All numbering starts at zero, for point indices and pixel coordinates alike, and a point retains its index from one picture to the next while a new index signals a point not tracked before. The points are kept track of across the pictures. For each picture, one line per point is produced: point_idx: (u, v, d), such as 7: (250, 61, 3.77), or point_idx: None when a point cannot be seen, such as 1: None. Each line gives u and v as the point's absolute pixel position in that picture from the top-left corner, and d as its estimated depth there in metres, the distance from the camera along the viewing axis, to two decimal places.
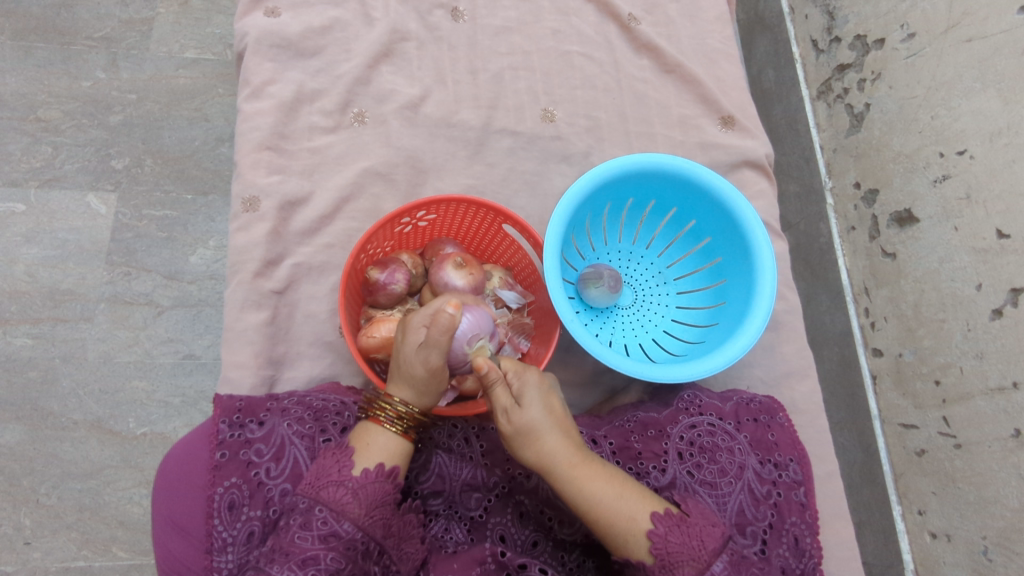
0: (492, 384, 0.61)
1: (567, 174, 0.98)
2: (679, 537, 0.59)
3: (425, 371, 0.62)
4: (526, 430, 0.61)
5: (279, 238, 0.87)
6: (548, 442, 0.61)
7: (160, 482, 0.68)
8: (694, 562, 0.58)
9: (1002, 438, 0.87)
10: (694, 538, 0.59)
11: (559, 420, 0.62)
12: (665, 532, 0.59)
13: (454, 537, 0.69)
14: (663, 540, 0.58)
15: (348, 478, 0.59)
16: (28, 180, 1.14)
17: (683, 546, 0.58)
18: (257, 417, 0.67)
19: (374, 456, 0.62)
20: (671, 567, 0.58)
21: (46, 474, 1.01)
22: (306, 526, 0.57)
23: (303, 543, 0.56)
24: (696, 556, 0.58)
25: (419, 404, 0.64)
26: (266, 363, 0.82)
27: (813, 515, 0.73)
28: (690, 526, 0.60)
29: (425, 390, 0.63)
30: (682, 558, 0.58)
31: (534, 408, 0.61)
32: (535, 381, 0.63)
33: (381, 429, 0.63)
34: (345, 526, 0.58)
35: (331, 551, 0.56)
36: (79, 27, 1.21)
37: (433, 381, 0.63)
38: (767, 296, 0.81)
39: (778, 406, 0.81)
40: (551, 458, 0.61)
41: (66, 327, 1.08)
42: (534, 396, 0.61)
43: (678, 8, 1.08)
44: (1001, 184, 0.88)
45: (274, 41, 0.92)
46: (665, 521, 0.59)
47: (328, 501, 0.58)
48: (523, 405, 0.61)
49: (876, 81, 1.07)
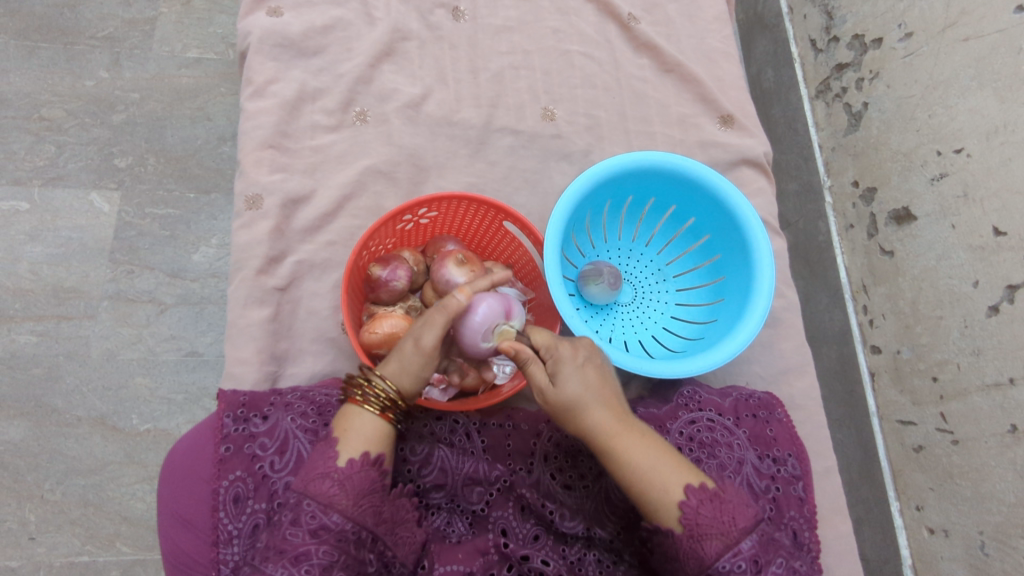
0: (526, 363, 0.63)
1: (567, 172, 0.99)
2: (711, 511, 0.59)
3: (416, 349, 0.64)
4: (565, 402, 0.61)
5: (282, 235, 0.87)
6: (589, 413, 0.62)
7: (167, 475, 0.69)
8: (721, 537, 0.58)
9: (999, 433, 0.88)
10: (727, 514, 0.59)
11: (602, 392, 0.62)
12: (697, 504, 0.59)
13: (456, 530, 0.70)
14: (694, 511, 0.59)
15: (333, 470, 0.59)
16: (31, 179, 1.15)
17: (713, 520, 0.58)
18: (261, 412, 0.68)
19: (356, 444, 0.62)
20: (698, 539, 0.58)
21: (50, 470, 1.02)
22: (296, 522, 0.58)
23: (295, 539, 0.57)
24: (725, 530, 0.58)
25: (400, 384, 0.64)
26: (269, 359, 0.83)
27: (811, 509, 0.74)
28: (724, 502, 0.60)
29: (412, 370, 0.64)
30: (711, 531, 0.58)
31: (572, 382, 0.61)
32: (570, 357, 0.62)
33: (360, 411, 0.64)
34: (333, 518, 0.58)
35: (323, 544, 0.57)
36: (82, 27, 1.22)
37: (423, 362, 0.64)
38: (766, 292, 0.81)
39: (778, 401, 0.81)
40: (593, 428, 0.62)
41: (70, 324, 1.08)
42: (571, 371, 0.62)
43: (677, 8, 1.08)
44: (998, 181, 0.89)
45: (277, 40, 0.93)
46: (699, 494, 0.59)
47: (315, 495, 0.58)
48: (561, 378, 0.61)
49: (874, 80, 1.08)
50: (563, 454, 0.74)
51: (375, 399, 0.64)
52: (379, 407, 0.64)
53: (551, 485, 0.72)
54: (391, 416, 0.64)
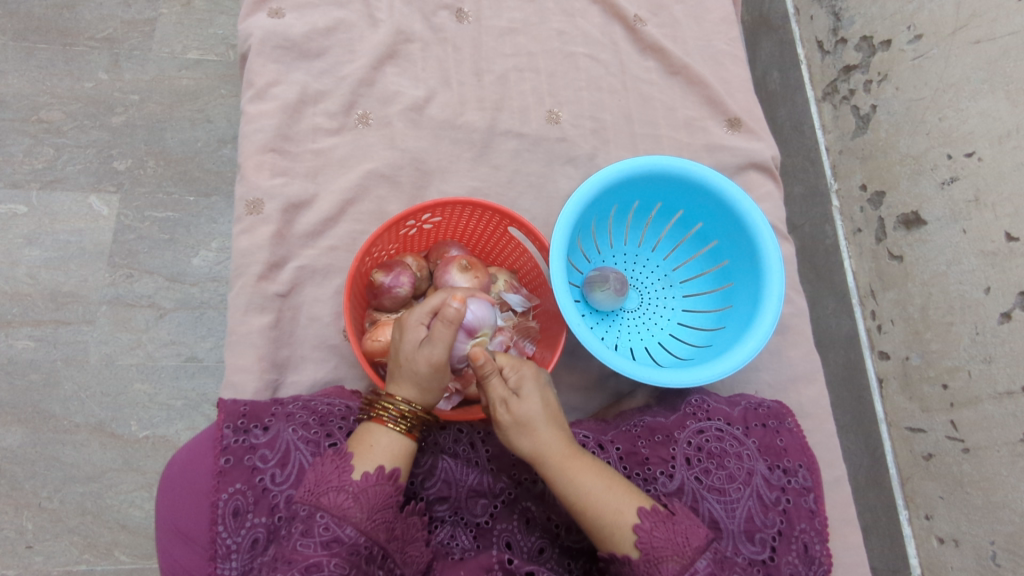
0: (487, 376, 0.62)
1: (573, 176, 0.97)
2: (664, 533, 0.59)
3: (435, 370, 0.62)
4: (523, 421, 0.61)
5: (283, 240, 0.86)
6: (545, 434, 0.62)
7: (165, 487, 0.67)
8: (677, 558, 0.58)
9: (1011, 442, 0.87)
10: (681, 535, 0.60)
11: (555, 417, 0.63)
12: (651, 527, 0.59)
13: (460, 544, 0.69)
14: (648, 535, 0.59)
15: (347, 483, 0.58)
16: (30, 182, 1.14)
17: (668, 541, 0.59)
18: (262, 422, 0.66)
19: (375, 457, 0.61)
20: (655, 562, 0.58)
21: (48, 477, 1.01)
22: (308, 533, 0.57)
23: (306, 550, 0.56)
24: (680, 551, 0.59)
25: (426, 402, 0.64)
26: (270, 367, 0.81)
27: (822, 522, 0.72)
28: (676, 523, 0.60)
29: (434, 387, 0.64)
30: (667, 553, 0.58)
31: (532, 403, 0.62)
32: (532, 376, 0.63)
33: (385, 428, 0.63)
34: (347, 531, 0.57)
35: (335, 557, 0.56)
36: (81, 28, 1.21)
37: (443, 376, 0.64)
38: (775, 300, 0.80)
39: (787, 410, 0.80)
40: (547, 449, 0.62)
41: (69, 329, 1.07)
42: (532, 389, 0.62)
43: (683, 9, 1.07)
44: (1010, 186, 0.88)
45: (278, 42, 0.92)
46: (652, 517, 0.60)
47: (328, 507, 0.57)
48: (521, 397, 0.62)
49: (883, 82, 1.07)
50: None
51: (400, 419, 0.63)
52: (405, 425, 0.63)
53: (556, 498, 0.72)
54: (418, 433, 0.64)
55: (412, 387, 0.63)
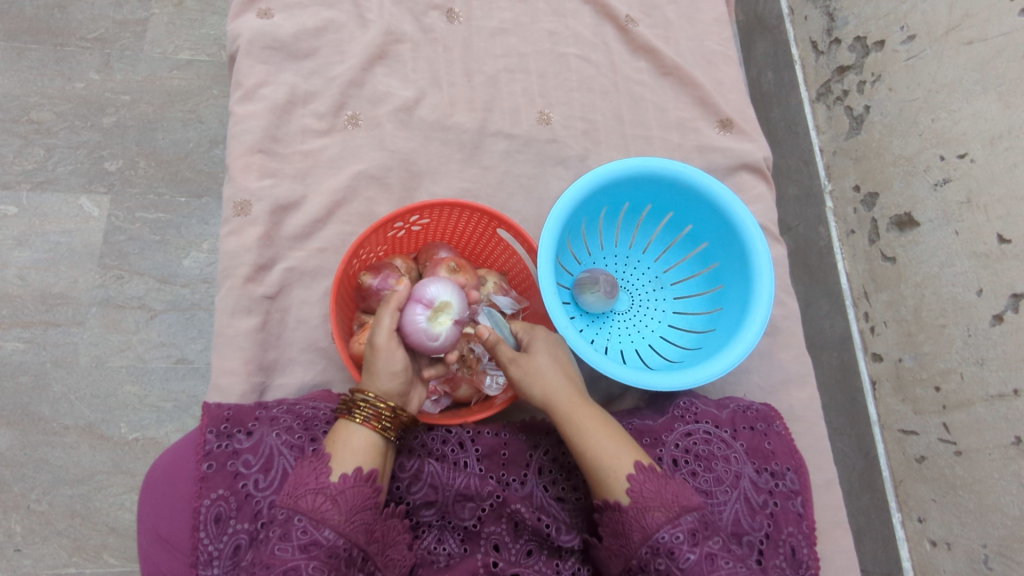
0: (494, 345, 0.67)
1: (563, 177, 0.97)
2: (655, 487, 0.60)
3: (374, 350, 0.64)
4: (533, 369, 0.66)
5: (271, 242, 0.86)
6: (554, 382, 0.66)
7: (147, 492, 0.67)
8: (663, 510, 0.59)
9: (1003, 445, 0.86)
10: (670, 491, 0.60)
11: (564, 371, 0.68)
12: (644, 479, 0.61)
13: (447, 549, 0.69)
14: (639, 485, 0.60)
15: (326, 485, 0.58)
16: (20, 182, 1.13)
17: (657, 494, 0.60)
18: (245, 427, 0.66)
19: (349, 458, 0.60)
20: (642, 511, 0.59)
21: (37, 479, 1.00)
22: (286, 537, 0.56)
23: (284, 554, 0.55)
24: (667, 505, 0.59)
25: (380, 390, 0.64)
26: (257, 369, 0.81)
27: (811, 525, 0.72)
28: (669, 482, 0.61)
29: (379, 369, 0.64)
30: (654, 504, 0.60)
31: (541, 355, 0.68)
32: (543, 334, 0.70)
33: (347, 423, 0.63)
34: (326, 534, 0.56)
35: (313, 560, 0.55)
36: (73, 28, 1.20)
37: (386, 356, 0.64)
38: (765, 302, 0.80)
39: (776, 413, 0.79)
40: (555, 395, 0.66)
41: (58, 330, 1.07)
42: (542, 345, 0.69)
43: (676, 9, 1.06)
44: (1002, 188, 0.87)
45: (266, 42, 0.91)
46: (646, 471, 0.61)
47: (307, 510, 0.57)
48: (532, 352, 0.68)
49: (876, 83, 1.06)
50: (557, 469, 0.74)
51: (361, 411, 0.63)
52: (366, 417, 0.63)
53: (544, 498, 0.71)
54: (379, 424, 0.63)
55: (365, 376, 0.65)
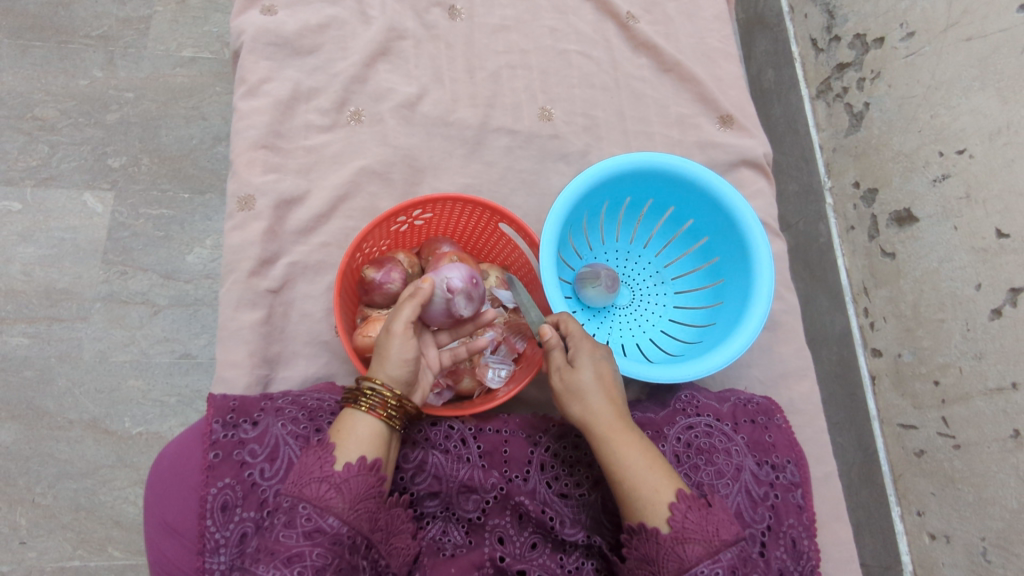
0: (550, 348, 0.69)
1: (565, 172, 0.98)
2: (697, 518, 0.59)
3: (390, 337, 0.65)
4: (575, 389, 0.67)
5: (275, 237, 0.86)
6: (594, 406, 0.66)
7: (155, 480, 0.68)
8: (704, 543, 0.58)
9: (1001, 439, 0.87)
10: (712, 524, 0.60)
11: (609, 390, 0.67)
12: (685, 509, 0.60)
13: (452, 540, 0.70)
14: (681, 516, 0.59)
15: (330, 474, 0.58)
16: (23, 179, 1.14)
17: (699, 527, 0.59)
18: (251, 417, 0.66)
19: (353, 447, 0.61)
20: (681, 542, 0.59)
21: (41, 473, 1.01)
22: (291, 524, 0.57)
23: (288, 540, 0.56)
24: (709, 538, 0.59)
25: (389, 377, 0.65)
26: (261, 362, 0.81)
27: (810, 517, 0.73)
28: (710, 513, 0.60)
29: (391, 356, 0.65)
30: (694, 536, 0.59)
31: (585, 373, 0.67)
32: (589, 349, 0.68)
33: (353, 412, 0.64)
34: (329, 521, 0.57)
35: (317, 547, 0.56)
36: (76, 26, 1.21)
37: (400, 344, 0.65)
38: (765, 296, 0.80)
39: (776, 407, 0.80)
40: (594, 420, 0.65)
41: (63, 326, 1.07)
42: (587, 361, 0.67)
43: (676, 6, 1.07)
44: (1000, 183, 0.88)
45: (270, 39, 0.92)
46: (688, 501, 0.60)
47: (311, 498, 0.57)
48: (576, 367, 0.67)
49: (875, 80, 1.07)
50: (561, 464, 0.74)
51: (367, 400, 0.64)
52: (372, 405, 0.63)
53: (548, 493, 0.72)
54: (385, 412, 0.63)
55: (375, 362, 0.66)
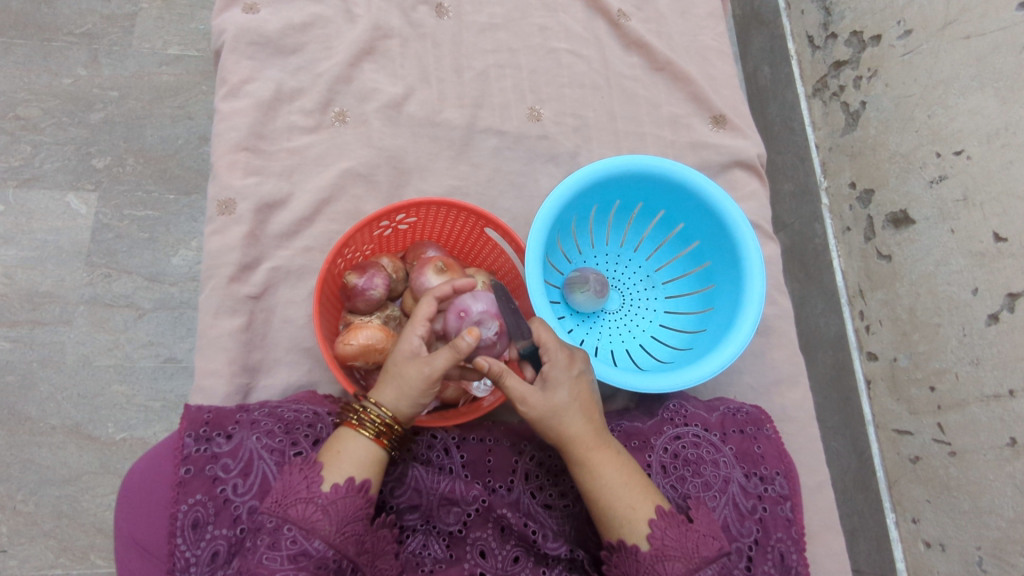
0: (500, 378, 0.60)
1: (554, 174, 0.96)
2: (676, 535, 0.59)
3: (420, 380, 0.61)
4: (550, 412, 0.61)
5: (256, 241, 0.85)
6: (572, 422, 0.62)
7: (125, 496, 0.66)
8: (684, 560, 0.58)
9: (998, 446, 0.85)
10: (692, 541, 0.60)
11: (584, 405, 0.63)
12: (665, 525, 0.60)
13: (432, 554, 0.67)
14: (661, 532, 0.59)
15: (317, 494, 0.57)
16: (6, 181, 1.12)
17: (679, 544, 0.59)
18: (225, 430, 0.65)
19: (345, 468, 0.60)
20: (660, 559, 0.58)
21: (23, 480, 1.00)
22: (275, 547, 0.55)
23: (271, 564, 0.54)
24: (688, 555, 0.59)
25: (398, 409, 0.62)
26: (241, 370, 0.80)
27: (800, 531, 0.71)
28: (690, 530, 0.60)
29: (410, 395, 0.61)
30: (674, 554, 0.59)
31: (559, 394, 0.62)
32: (564, 365, 0.63)
33: (354, 434, 0.62)
34: (315, 544, 0.56)
35: (300, 571, 0.54)
36: (60, 23, 1.19)
37: (424, 387, 0.61)
38: (756, 302, 0.79)
39: (766, 416, 0.78)
40: (573, 438, 0.62)
41: (45, 330, 1.06)
42: (561, 379, 0.63)
43: (668, 3, 1.05)
44: (999, 185, 0.86)
45: (252, 38, 0.90)
46: (667, 517, 0.60)
47: (296, 519, 0.56)
48: (550, 388, 0.62)
49: (872, 78, 1.05)
50: (545, 474, 0.73)
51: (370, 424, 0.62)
52: (374, 431, 0.61)
53: (531, 504, 0.71)
54: (386, 441, 0.62)
55: (388, 390, 0.62)
